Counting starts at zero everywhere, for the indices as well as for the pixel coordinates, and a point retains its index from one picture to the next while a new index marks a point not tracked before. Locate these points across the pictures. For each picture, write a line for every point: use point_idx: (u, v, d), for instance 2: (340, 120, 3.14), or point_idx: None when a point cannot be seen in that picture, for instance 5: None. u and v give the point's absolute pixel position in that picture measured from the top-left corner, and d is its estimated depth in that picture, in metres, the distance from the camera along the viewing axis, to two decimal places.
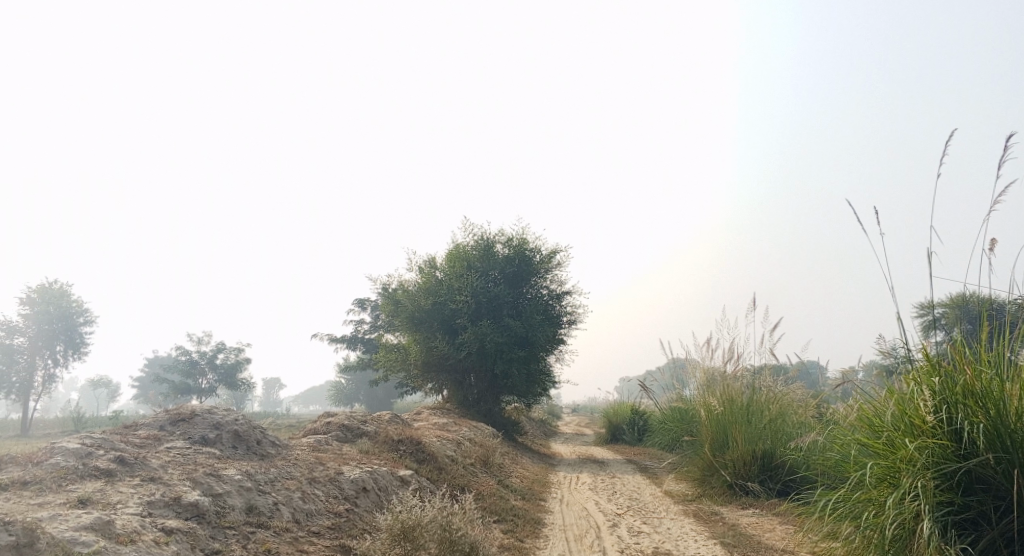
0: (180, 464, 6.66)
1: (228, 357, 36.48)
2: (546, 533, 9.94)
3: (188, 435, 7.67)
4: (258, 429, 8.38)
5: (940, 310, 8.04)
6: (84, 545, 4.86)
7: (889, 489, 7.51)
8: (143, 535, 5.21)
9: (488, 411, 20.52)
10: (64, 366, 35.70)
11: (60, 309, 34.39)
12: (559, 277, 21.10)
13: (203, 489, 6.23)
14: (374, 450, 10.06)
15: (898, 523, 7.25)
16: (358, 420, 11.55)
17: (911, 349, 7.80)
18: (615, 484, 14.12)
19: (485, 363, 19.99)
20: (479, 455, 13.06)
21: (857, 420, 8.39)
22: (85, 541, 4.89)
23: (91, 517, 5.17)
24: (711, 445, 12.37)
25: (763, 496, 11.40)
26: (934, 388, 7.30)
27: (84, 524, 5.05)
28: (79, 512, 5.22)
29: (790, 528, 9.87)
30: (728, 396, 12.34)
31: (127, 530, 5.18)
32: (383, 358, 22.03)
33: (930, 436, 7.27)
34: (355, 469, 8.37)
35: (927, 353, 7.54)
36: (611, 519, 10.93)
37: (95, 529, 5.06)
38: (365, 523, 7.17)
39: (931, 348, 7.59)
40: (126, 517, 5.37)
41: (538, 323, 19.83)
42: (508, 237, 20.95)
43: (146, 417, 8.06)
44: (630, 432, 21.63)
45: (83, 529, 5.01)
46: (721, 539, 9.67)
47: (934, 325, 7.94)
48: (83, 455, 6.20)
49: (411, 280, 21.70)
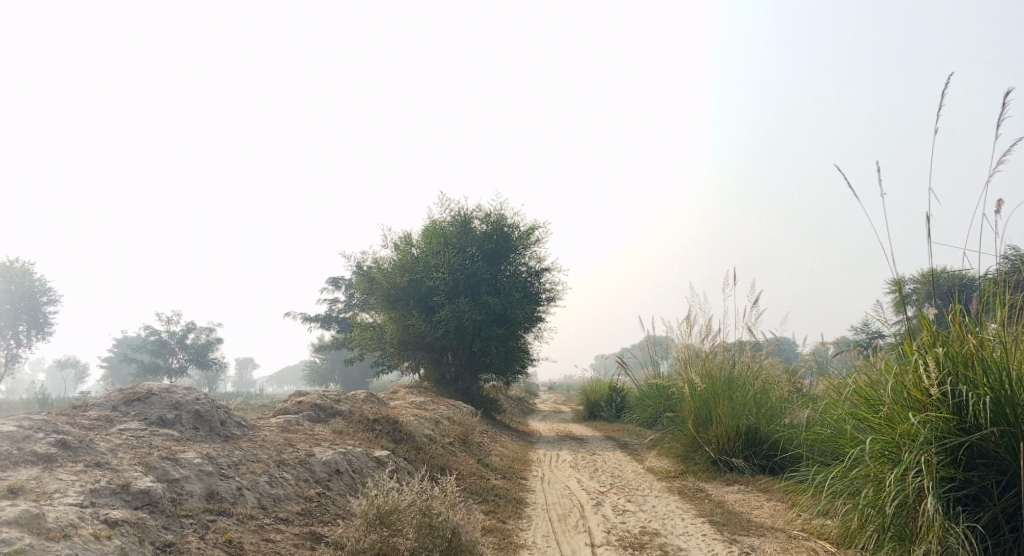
0: (133, 447, 6.10)
1: (199, 337, 35.65)
2: (528, 513, 9.53)
3: (144, 416, 7.11)
4: (222, 409, 7.82)
5: (913, 284, 7.82)
6: (5, 544, 4.31)
7: (888, 465, 7.18)
8: (81, 529, 4.68)
9: (466, 389, 20.09)
10: (28, 346, 34.59)
11: (22, 288, 33.19)
12: (537, 254, 20.61)
13: (157, 474, 5.70)
14: (348, 430, 9.56)
15: (899, 499, 6.91)
16: (331, 399, 11.01)
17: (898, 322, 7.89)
18: (597, 461, 13.81)
19: (463, 341, 19.48)
20: (458, 434, 12.61)
21: (852, 394, 8.04)
22: (7, 539, 4.35)
23: (17, 509, 4.61)
24: (694, 421, 12.03)
25: (748, 472, 11.11)
26: (939, 359, 6.96)
27: (8, 519, 4.49)
28: (5, 505, 4.66)
29: (779, 505, 9.58)
30: (709, 371, 11.98)
31: (61, 525, 4.63)
32: (358, 337, 21.45)
33: (931, 410, 6.95)
34: (327, 450, 7.86)
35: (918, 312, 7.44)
36: (594, 498, 10.57)
37: (20, 523, 4.51)
38: (338, 508, 6.68)
39: (913, 314, 7.55)
40: (62, 508, 4.83)
41: (517, 301, 19.38)
42: (486, 212, 20.40)
43: (98, 397, 7.47)
44: (609, 409, 21.36)
45: (5, 524, 4.45)
46: (709, 517, 9.33)
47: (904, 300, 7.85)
48: (20, 438, 5.62)
49: (385, 257, 21.04)
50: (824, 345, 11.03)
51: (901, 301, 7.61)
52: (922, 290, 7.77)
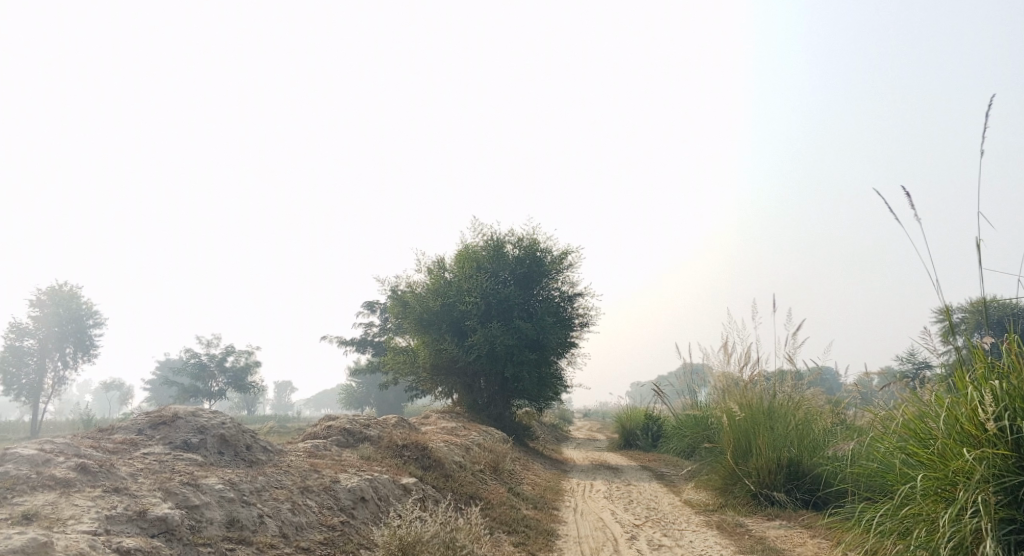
0: (155, 472, 6.02)
1: (237, 360, 35.99)
2: (559, 546, 9.24)
3: (169, 440, 7.05)
4: (248, 433, 7.73)
5: (961, 314, 7.45)
6: None
7: (941, 504, 6.77)
8: None
9: (499, 416, 19.85)
10: (74, 368, 35.28)
11: (69, 311, 33.93)
12: (571, 278, 20.38)
13: (177, 500, 5.60)
14: (376, 456, 9.41)
15: (955, 541, 6.49)
16: (361, 424, 10.87)
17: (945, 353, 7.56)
18: (632, 492, 13.41)
19: (496, 366, 19.28)
20: (489, 461, 12.37)
21: (900, 427, 7.61)
22: None
23: (25, 537, 4.53)
24: (733, 452, 11.61)
25: (790, 506, 10.67)
26: (995, 393, 6.58)
27: (13, 548, 4.40)
28: (12, 532, 4.58)
29: (823, 543, 9.13)
30: (748, 401, 11.58)
31: (69, 554, 4.54)
32: (392, 361, 21.39)
33: (988, 446, 6.56)
34: (353, 477, 7.69)
35: (969, 342, 7.11)
36: (628, 531, 10.21)
37: (26, 552, 4.42)
38: (362, 537, 6.51)
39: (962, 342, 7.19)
40: (74, 536, 4.74)
41: (550, 326, 19.16)
42: (519, 237, 20.28)
43: (124, 420, 7.43)
44: (644, 437, 20.91)
45: (11, 553, 4.37)
46: (749, 554, 8.92)
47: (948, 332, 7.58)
48: (40, 462, 5.57)
49: (419, 282, 20.99)
50: (868, 375, 10.60)
51: (951, 330, 7.27)
52: (972, 318, 7.39)
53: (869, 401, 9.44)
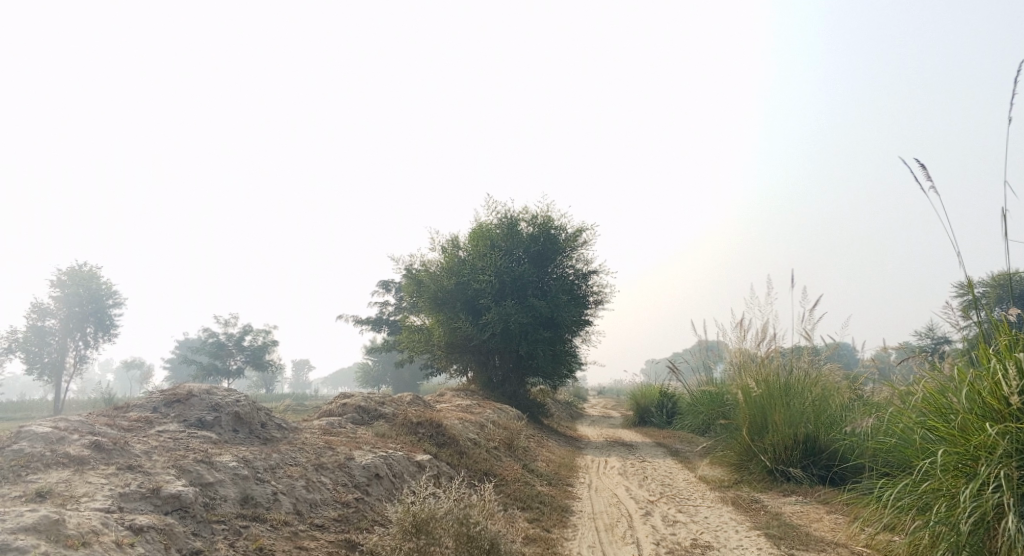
0: (169, 449, 6.05)
1: (255, 339, 36.26)
2: (574, 522, 9.25)
3: (183, 418, 7.08)
4: (263, 411, 7.76)
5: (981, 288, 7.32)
6: (21, 551, 4.25)
7: (961, 479, 6.68)
8: (102, 536, 4.61)
9: (514, 393, 19.87)
10: (95, 348, 35.70)
11: (89, 291, 34.27)
12: (585, 256, 20.26)
13: (191, 478, 5.64)
14: (390, 433, 9.43)
15: (975, 516, 6.41)
16: (375, 401, 10.89)
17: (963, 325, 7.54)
18: (646, 468, 13.40)
19: (510, 344, 19.27)
20: (504, 438, 12.38)
21: (920, 401, 7.50)
22: (23, 546, 4.29)
23: (37, 515, 4.56)
24: (749, 429, 11.53)
25: (806, 483, 10.60)
26: (1019, 366, 6.46)
27: (24, 526, 4.43)
28: (24, 510, 4.61)
29: (840, 519, 9.07)
30: (765, 377, 11.49)
31: (81, 532, 4.57)
32: (406, 340, 21.43)
33: (1010, 421, 6.46)
34: (367, 454, 7.70)
35: (991, 316, 6.99)
36: (643, 507, 10.19)
37: (39, 529, 4.45)
38: (376, 514, 6.52)
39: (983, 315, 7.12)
40: (86, 514, 4.77)
41: (564, 304, 19.10)
42: (533, 215, 20.16)
43: (139, 398, 7.47)
44: (659, 414, 20.88)
45: (23, 531, 4.40)
46: (765, 530, 8.88)
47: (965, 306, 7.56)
48: (54, 440, 5.61)
49: (433, 261, 20.95)
50: (886, 351, 10.47)
51: (973, 304, 7.15)
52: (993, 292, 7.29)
53: (887, 376, 9.32)
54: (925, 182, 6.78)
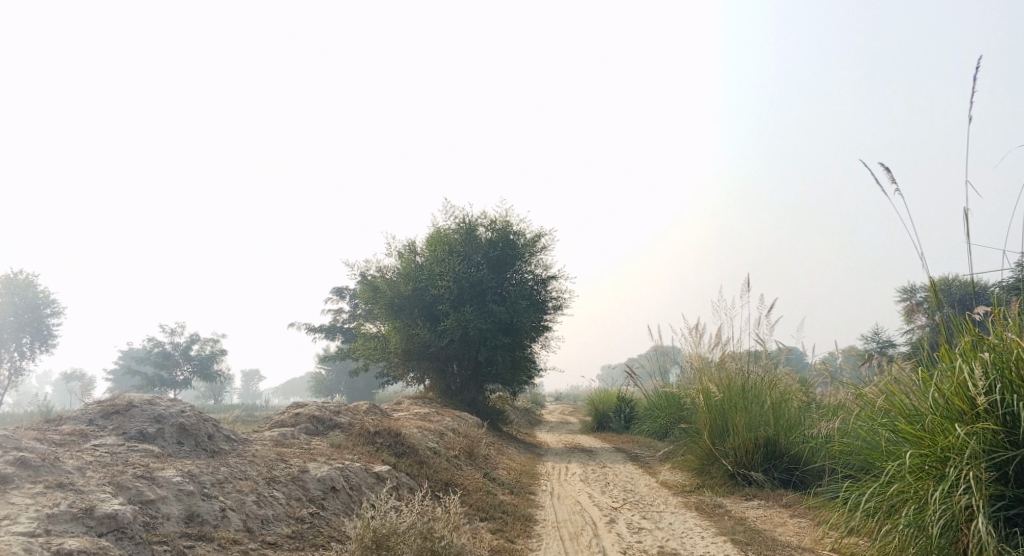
0: (105, 465, 5.59)
1: (203, 348, 35.16)
2: (538, 531, 8.98)
3: (122, 430, 6.60)
4: (211, 422, 7.30)
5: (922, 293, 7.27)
6: None
7: (929, 481, 6.60)
8: None
9: (472, 400, 19.54)
10: (31, 359, 34.13)
11: (25, 301, 32.74)
12: (544, 261, 20.08)
13: (129, 495, 5.21)
14: (347, 443, 9.03)
15: (945, 518, 6.34)
16: (331, 411, 10.46)
17: (917, 328, 7.84)
18: (607, 474, 13.20)
19: (469, 351, 18.97)
20: (463, 446, 12.04)
21: (882, 403, 7.44)
22: None
23: None
24: (710, 433, 11.41)
25: (767, 486, 10.53)
26: (985, 366, 6.43)
27: None
28: None
29: (804, 522, 9.01)
30: (728, 381, 11.40)
31: None
32: (362, 347, 20.89)
33: (975, 421, 6.43)
34: (322, 466, 7.30)
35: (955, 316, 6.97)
36: (607, 514, 9.98)
37: None
38: (333, 529, 6.15)
39: (945, 312, 7.14)
40: (7, 540, 4.32)
41: (523, 309, 18.87)
42: (492, 219, 19.90)
43: (74, 410, 6.96)
44: (617, 419, 20.79)
45: None
46: (731, 535, 8.74)
47: (918, 307, 7.75)
48: None
49: (390, 266, 20.50)
50: (835, 352, 10.51)
51: (936, 305, 7.11)
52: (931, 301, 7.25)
53: (840, 378, 9.33)
54: (891, 186, 6.53)
